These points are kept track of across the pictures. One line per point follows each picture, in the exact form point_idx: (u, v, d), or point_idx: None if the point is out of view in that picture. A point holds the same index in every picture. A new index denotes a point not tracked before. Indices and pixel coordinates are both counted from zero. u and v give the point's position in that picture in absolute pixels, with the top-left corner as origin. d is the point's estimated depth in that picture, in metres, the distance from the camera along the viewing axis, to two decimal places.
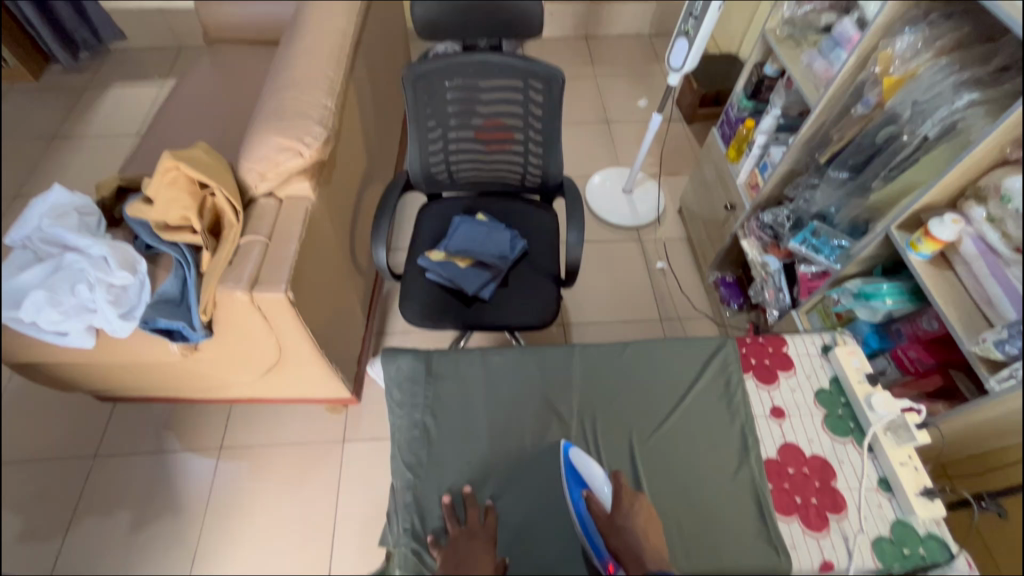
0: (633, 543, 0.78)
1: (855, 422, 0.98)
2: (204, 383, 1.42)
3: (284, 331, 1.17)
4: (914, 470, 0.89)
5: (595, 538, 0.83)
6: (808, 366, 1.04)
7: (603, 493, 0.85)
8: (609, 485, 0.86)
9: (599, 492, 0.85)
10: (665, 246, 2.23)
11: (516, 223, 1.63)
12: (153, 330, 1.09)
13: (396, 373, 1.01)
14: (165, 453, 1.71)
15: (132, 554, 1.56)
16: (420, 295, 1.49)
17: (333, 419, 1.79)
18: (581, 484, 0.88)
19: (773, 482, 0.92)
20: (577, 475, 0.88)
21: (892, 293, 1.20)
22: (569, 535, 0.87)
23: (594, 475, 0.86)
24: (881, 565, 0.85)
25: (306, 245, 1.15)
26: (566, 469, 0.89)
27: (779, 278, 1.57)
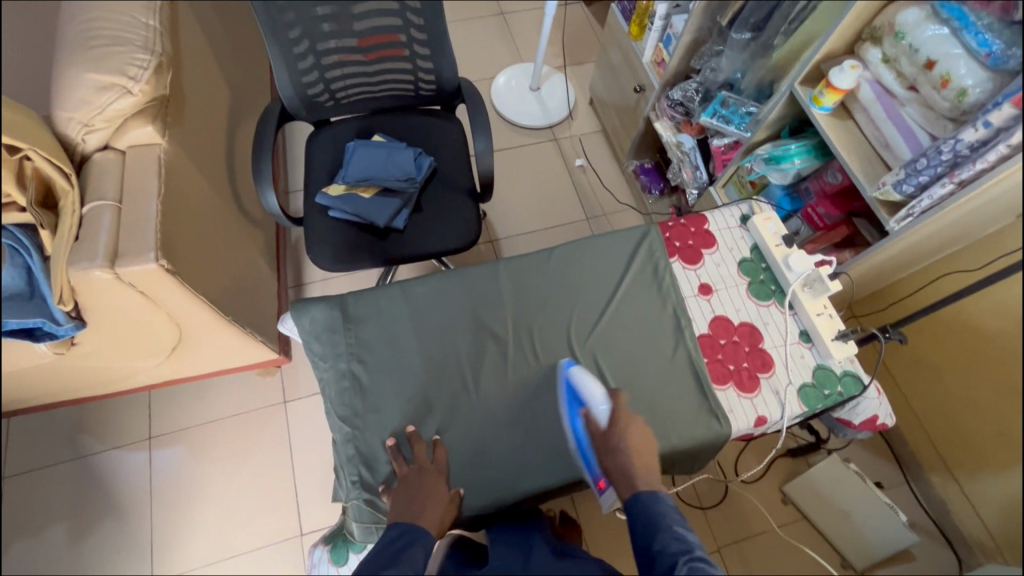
0: (623, 463, 0.80)
1: (776, 284, 1.01)
2: (103, 377, 1.26)
3: (172, 305, 1.03)
4: (828, 317, 0.95)
5: (588, 455, 0.86)
6: (730, 239, 1.05)
7: (599, 411, 0.86)
8: (606, 404, 0.86)
9: (596, 411, 0.86)
10: (581, 142, 2.16)
11: (419, 139, 1.48)
12: (5, 333, 0.93)
13: (312, 325, 0.92)
14: (87, 457, 1.56)
15: (81, 564, 1.46)
16: (328, 236, 1.35)
17: (268, 382, 1.69)
18: (579, 403, 0.89)
19: (708, 356, 0.95)
20: (575, 393, 0.89)
21: (800, 153, 1.22)
22: (521, 449, 0.87)
23: (592, 392, 0.87)
24: (807, 409, 0.91)
25: (171, 202, 0.98)
26: (565, 387, 0.90)
27: (695, 156, 1.58)
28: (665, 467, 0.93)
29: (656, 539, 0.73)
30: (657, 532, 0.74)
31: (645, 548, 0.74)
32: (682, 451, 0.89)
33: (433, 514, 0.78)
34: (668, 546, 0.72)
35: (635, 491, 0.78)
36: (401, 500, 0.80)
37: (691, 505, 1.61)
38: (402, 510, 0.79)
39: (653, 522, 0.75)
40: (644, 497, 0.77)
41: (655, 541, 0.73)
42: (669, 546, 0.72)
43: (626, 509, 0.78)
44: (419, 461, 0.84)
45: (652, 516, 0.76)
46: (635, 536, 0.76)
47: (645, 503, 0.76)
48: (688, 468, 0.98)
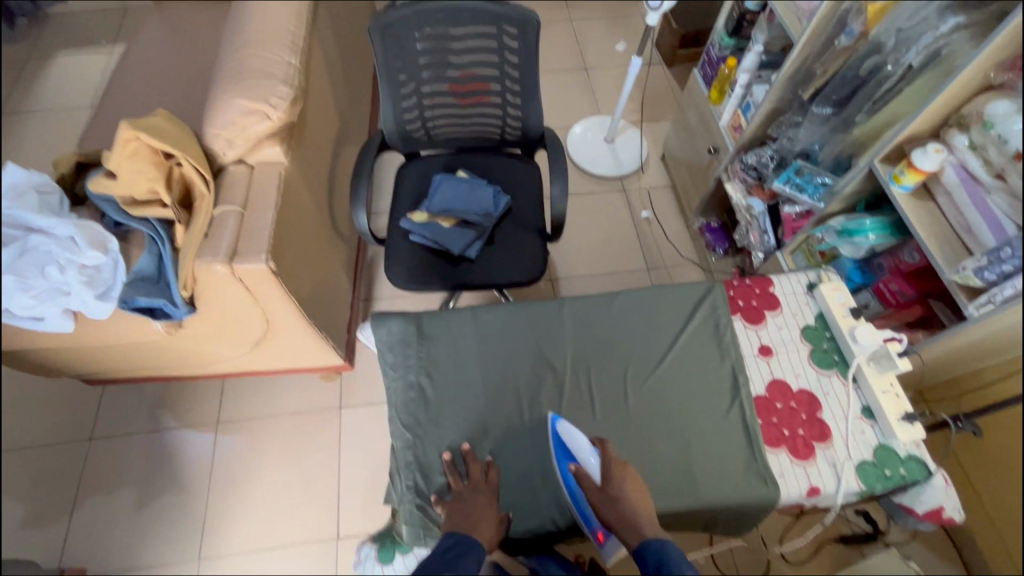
0: (627, 510, 0.80)
1: (840, 355, 1.00)
2: (193, 360, 1.41)
3: (268, 303, 1.15)
4: (895, 396, 0.93)
5: (585, 509, 0.86)
6: (795, 304, 1.05)
7: (590, 465, 0.87)
8: (594, 454, 0.87)
9: (586, 464, 0.86)
10: (650, 194, 2.22)
11: (498, 178, 1.60)
12: (133, 309, 1.08)
13: (388, 336, 1.00)
14: (162, 431, 1.72)
15: (140, 531, 1.58)
16: (406, 258, 1.47)
17: (328, 386, 1.80)
18: (569, 457, 0.89)
19: (763, 418, 0.95)
20: (566, 448, 0.89)
21: (875, 229, 1.21)
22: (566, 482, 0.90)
23: (580, 446, 0.88)
24: (865, 487, 0.89)
25: (283, 213, 1.11)
26: (553, 441, 0.91)
27: (764, 220, 1.59)
28: (705, 524, 0.93)
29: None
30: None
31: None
32: (727, 509, 0.89)
33: (486, 531, 0.80)
34: None
35: (643, 538, 0.77)
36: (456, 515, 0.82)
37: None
38: (457, 522, 0.81)
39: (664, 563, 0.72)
40: (652, 545, 0.75)
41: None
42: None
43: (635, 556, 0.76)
44: (479, 481, 0.88)
45: (663, 555, 0.73)
46: None
47: (654, 547, 0.74)
48: (729, 530, 0.97)
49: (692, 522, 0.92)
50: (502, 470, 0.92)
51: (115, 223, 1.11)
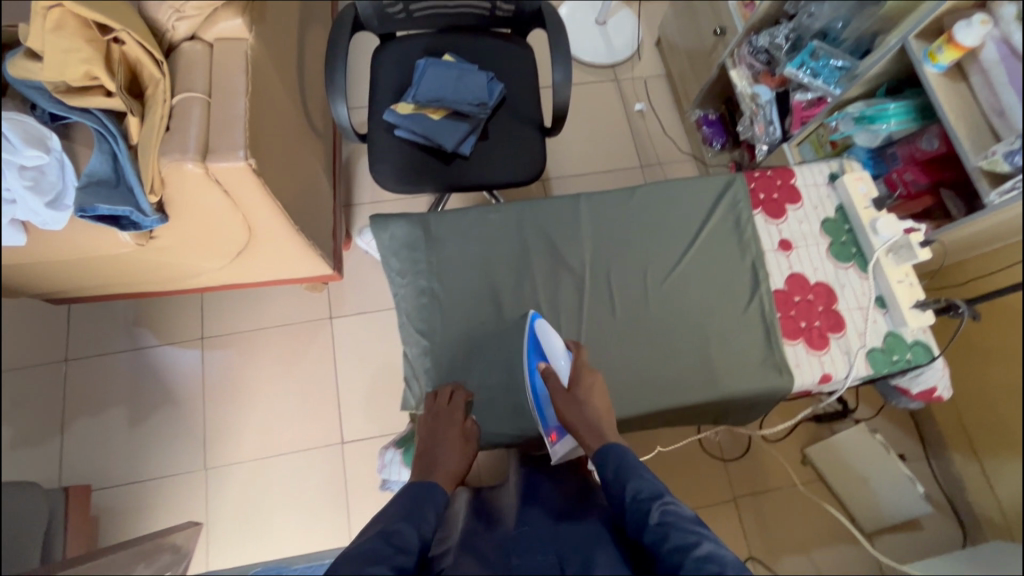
0: (590, 414, 0.80)
1: (857, 248, 0.99)
2: (168, 273, 1.30)
3: (249, 207, 1.03)
4: (909, 285, 0.93)
5: (544, 409, 0.86)
6: (816, 196, 1.02)
7: (560, 367, 0.86)
8: (566, 358, 0.86)
9: (556, 365, 0.85)
10: (644, 85, 2.07)
11: (489, 64, 1.43)
12: (94, 218, 0.92)
13: (391, 241, 0.94)
14: (144, 348, 1.64)
15: (138, 446, 1.56)
16: (393, 156, 1.33)
17: (315, 298, 1.73)
18: (540, 355, 0.87)
19: (781, 311, 0.94)
20: (538, 348, 0.87)
21: (897, 114, 1.15)
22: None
23: (554, 346, 0.86)
24: (873, 371, 0.92)
25: (256, 101, 0.96)
26: (529, 335, 0.88)
27: (771, 111, 1.50)
28: (718, 415, 0.96)
29: (627, 489, 0.69)
30: (628, 478, 0.71)
31: (617, 498, 0.70)
32: (743, 399, 0.91)
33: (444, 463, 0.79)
34: (640, 492, 0.68)
35: (605, 441, 0.76)
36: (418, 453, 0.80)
37: (713, 456, 1.67)
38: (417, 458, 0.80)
39: (623, 465, 0.72)
40: (611, 451, 0.75)
41: (626, 490, 0.69)
42: (639, 493, 0.68)
43: (595, 460, 0.75)
44: (450, 406, 0.86)
45: (621, 463, 0.73)
46: (610, 489, 0.72)
47: (617, 454, 0.74)
48: (739, 419, 1.00)
49: (708, 413, 0.95)
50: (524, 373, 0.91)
51: (52, 116, 0.93)
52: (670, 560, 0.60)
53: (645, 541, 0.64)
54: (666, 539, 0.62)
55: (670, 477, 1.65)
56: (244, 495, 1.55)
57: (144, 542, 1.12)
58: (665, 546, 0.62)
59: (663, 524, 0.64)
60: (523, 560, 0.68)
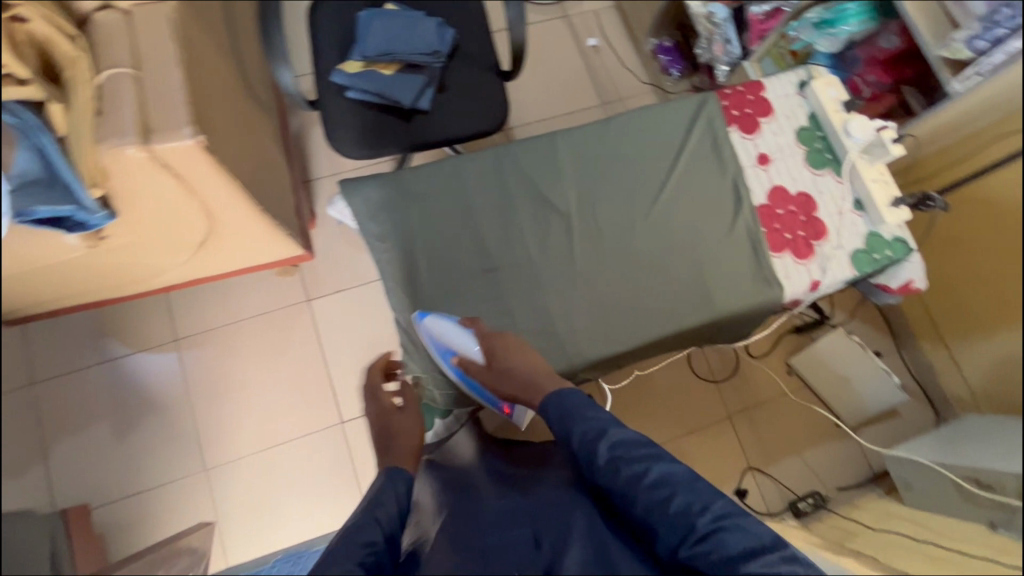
0: (524, 377, 0.81)
1: (832, 154, 0.99)
2: (127, 276, 1.21)
3: (204, 189, 0.96)
4: (884, 184, 0.95)
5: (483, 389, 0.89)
6: (787, 107, 1.01)
7: (471, 350, 0.85)
8: (473, 341, 0.85)
9: (467, 352, 0.85)
10: (595, 18, 2.00)
11: (435, 8, 1.34)
12: (33, 222, 0.82)
13: (366, 205, 0.90)
14: (116, 359, 1.57)
15: (129, 459, 1.51)
16: (348, 120, 1.26)
17: (288, 282, 1.67)
18: (450, 351, 0.87)
19: (766, 226, 0.95)
20: (446, 346, 0.87)
21: (856, 14, 1.14)
22: (592, 328, 0.89)
23: (451, 337, 0.86)
24: (856, 272, 0.95)
25: (193, 72, 0.87)
26: (429, 341, 0.88)
27: (728, 29, 1.46)
28: (715, 336, 0.99)
29: (573, 433, 0.74)
30: (570, 425, 0.74)
31: (564, 441, 0.75)
32: (739, 316, 0.93)
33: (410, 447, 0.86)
34: (586, 433, 0.73)
35: (543, 398, 0.78)
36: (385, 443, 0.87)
37: (705, 380, 1.74)
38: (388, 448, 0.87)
39: (564, 411, 0.75)
40: (551, 401, 0.77)
41: (572, 434, 0.74)
42: (585, 434, 0.73)
43: (540, 412, 0.78)
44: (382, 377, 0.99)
45: (564, 410, 0.76)
46: (555, 433, 0.77)
47: (558, 402, 0.76)
48: (732, 337, 1.03)
49: (706, 336, 0.97)
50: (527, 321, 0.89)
51: None
52: (628, 490, 0.68)
53: (598, 478, 0.71)
54: (621, 470, 0.69)
55: (665, 405, 1.71)
56: (251, 490, 1.53)
57: (158, 548, 1.10)
58: (618, 479, 0.69)
59: (614, 459, 0.70)
60: (497, 541, 0.70)
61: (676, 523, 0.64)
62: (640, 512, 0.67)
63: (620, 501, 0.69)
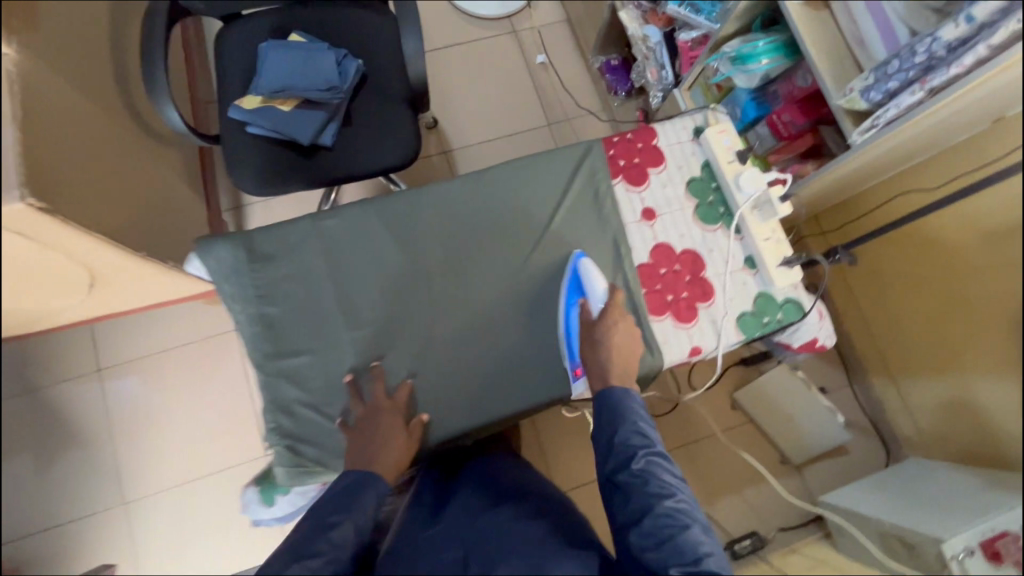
0: (602, 360, 0.84)
1: (725, 207, 0.96)
2: (20, 318, 1.18)
3: (65, 244, 0.92)
4: (776, 242, 0.91)
5: (573, 344, 0.92)
6: (680, 156, 0.99)
7: (596, 304, 0.90)
8: (604, 298, 0.89)
9: (592, 303, 0.90)
10: (543, 34, 1.93)
11: (345, 38, 1.29)
12: None
13: (218, 266, 0.89)
14: (37, 390, 1.55)
15: (49, 491, 1.50)
16: (248, 157, 1.21)
17: (215, 311, 1.64)
18: (579, 292, 0.92)
19: (646, 286, 0.93)
20: (578, 284, 0.92)
21: (768, 51, 1.07)
22: (443, 388, 0.92)
23: (594, 286, 0.90)
24: (744, 338, 0.91)
25: (35, 129, 0.83)
26: (570, 274, 0.93)
27: (661, 52, 1.42)
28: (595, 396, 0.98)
29: (620, 430, 0.77)
30: (620, 425, 0.78)
31: (609, 433, 0.78)
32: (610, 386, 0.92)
33: (389, 459, 0.82)
34: (631, 437, 0.76)
35: (608, 386, 0.81)
36: (355, 448, 0.83)
37: None
38: (358, 453, 0.82)
39: (619, 411, 0.79)
40: (615, 395, 0.80)
41: (619, 431, 0.77)
42: (630, 438, 0.76)
43: (594, 403, 0.82)
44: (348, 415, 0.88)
45: (618, 409, 0.79)
46: (600, 423, 0.80)
47: (615, 398, 0.80)
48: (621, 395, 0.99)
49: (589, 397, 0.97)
50: (396, 379, 0.91)
51: None
52: (650, 500, 0.71)
53: (620, 480, 0.74)
54: (644, 484, 0.72)
55: None
56: (171, 523, 1.51)
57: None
58: (646, 487, 0.72)
59: (642, 472, 0.74)
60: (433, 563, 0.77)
61: (674, 550, 0.66)
62: (649, 524, 0.69)
63: (627, 517, 0.72)
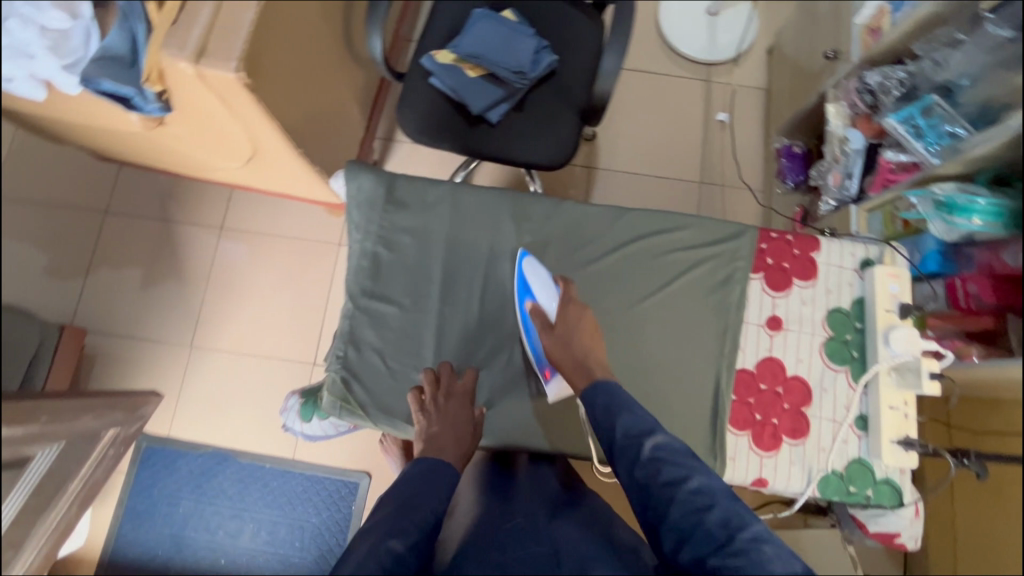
0: (576, 352, 0.90)
1: (859, 353, 0.96)
2: (186, 161, 1.34)
3: (248, 119, 1.03)
4: (901, 415, 0.91)
5: (537, 348, 0.97)
6: (834, 280, 0.99)
7: (546, 305, 0.95)
8: (555, 299, 0.95)
9: (543, 305, 0.95)
10: (736, 94, 1.85)
11: (551, 31, 1.32)
12: (101, 92, 0.90)
13: (358, 191, 0.99)
14: (171, 223, 1.75)
15: (144, 307, 1.69)
16: (418, 102, 1.26)
17: (330, 221, 1.76)
18: (528, 293, 0.97)
19: (740, 395, 0.96)
20: (527, 286, 0.97)
21: (985, 212, 0.94)
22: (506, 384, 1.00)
23: (540, 287, 0.95)
24: (821, 496, 0.93)
25: (269, 15, 0.92)
26: (518, 276, 0.98)
27: (855, 161, 1.30)
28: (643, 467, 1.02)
29: (619, 423, 0.80)
30: (617, 419, 0.80)
31: (608, 429, 0.80)
32: None
33: (452, 454, 0.87)
34: (632, 426, 0.79)
35: (590, 379, 0.87)
36: (429, 437, 0.88)
37: None
38: (431, 441, 0.88)
39: (612, 406, 0.81)
40: (601, 386, 0.85)
41: (618, 427, 0.79)
42: (631, 428, 0.79)
43: (586, 398, 0.85)
44: (423, 385, 0.96)
45: (611, 400, 0.82)
46: (599, 419, 0.83)
47: (607, 390, 0.83)
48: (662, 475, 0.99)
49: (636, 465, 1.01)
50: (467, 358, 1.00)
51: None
52: (670, 489, 0.72)
53: (635, 476, 0.75)
54: (659, 471, 0.74)
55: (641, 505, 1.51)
56: (215, 383, 1.66)
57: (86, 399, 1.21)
58: (658, 476, 0.73)
59: (655, 460, 0.75)
60: (523, 550, 0.72)
61: (707, 537, 0.68)
62: (676, 512, 0.70)
63: (653, 508, 0.73)
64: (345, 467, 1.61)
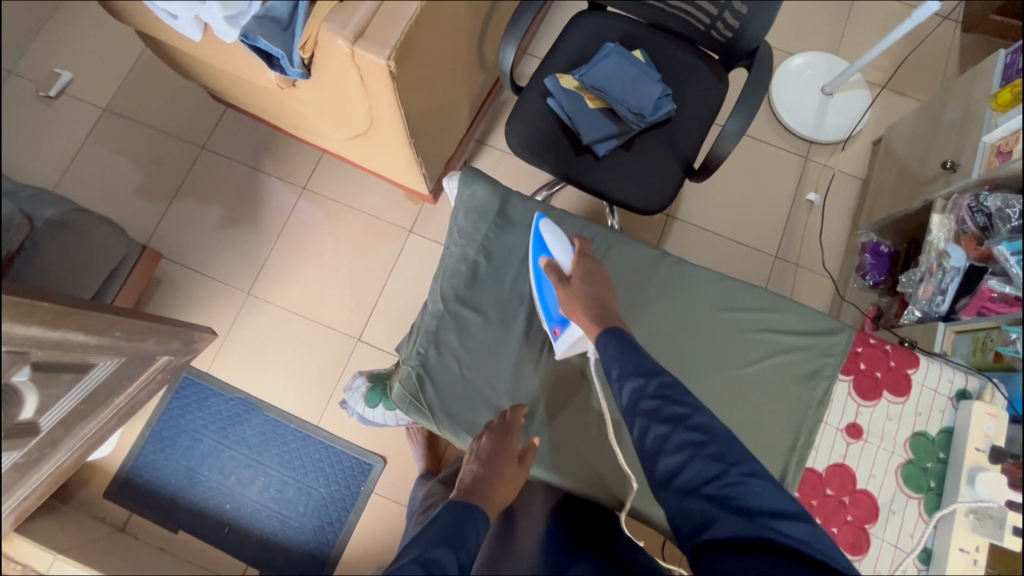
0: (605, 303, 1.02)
1: (937, 484, 1.04)
2: (298, 122, 1.40)
3: (379, 102, 1.06)
4: (969, 559, 0.96)
5: (550, 309, 1.08)
6: (926, 402, 1.07)
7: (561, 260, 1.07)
8: (569, 256, 1.07)
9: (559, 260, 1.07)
10: (832, 178, 1.82)
11: (675, 80, 1.32)
12: (253, 47, 0.97)
13: (470, 197, 1.15)
14: (259, 172, 1.80)
15: (215, 244, 1.75)
16: (532, 119, 1.28)
17: (406, 206, 1.80)
18: (545, 251, 1.10)
19: (807, 493, 1.05)
20: (545, 245, 1.10)
21: None
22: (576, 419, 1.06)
23: (556, 243, 1.08)
24: None
25: (429, 11, 0.95)
26: (534, 236, 1.12)
27: (950, 280, 1.27)
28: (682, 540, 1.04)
29: (628, 362, 0.92)
30: (624, 359, 0.93)
31: (616, 366, 0.93)
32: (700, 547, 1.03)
33: (490, 498, 0.88)
34: (640, 365, 0.91)
35: (602, 327, 0.98)
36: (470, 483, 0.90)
37: None
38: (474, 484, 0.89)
39: (622, 347, 0.94)
40: (616, 330, 0.97)
41: (624, 369, 0.92)
42: (639, 367, 0.91)
43: (599, 341, 0.97)
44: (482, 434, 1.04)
45: (623, 341, 0.95)
46: (609, 357, 0.95)
47: (620, 332, 0.96)
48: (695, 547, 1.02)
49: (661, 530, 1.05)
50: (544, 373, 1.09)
51: None
52: (669, 422, 0.84)
53: (639, 409, 0.87)
54: (659, 407, 0.85)
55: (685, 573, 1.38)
56: (261, 334, 1.70)
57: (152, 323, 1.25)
58: (660, 408, 0.85)
59: (658, 398, 0.87)
60: None
61: (698, 471, 0.79)
62: (671, 442, 0.82)
63: (649, 436, 0.84)
64: (363, 448, 1.63)
